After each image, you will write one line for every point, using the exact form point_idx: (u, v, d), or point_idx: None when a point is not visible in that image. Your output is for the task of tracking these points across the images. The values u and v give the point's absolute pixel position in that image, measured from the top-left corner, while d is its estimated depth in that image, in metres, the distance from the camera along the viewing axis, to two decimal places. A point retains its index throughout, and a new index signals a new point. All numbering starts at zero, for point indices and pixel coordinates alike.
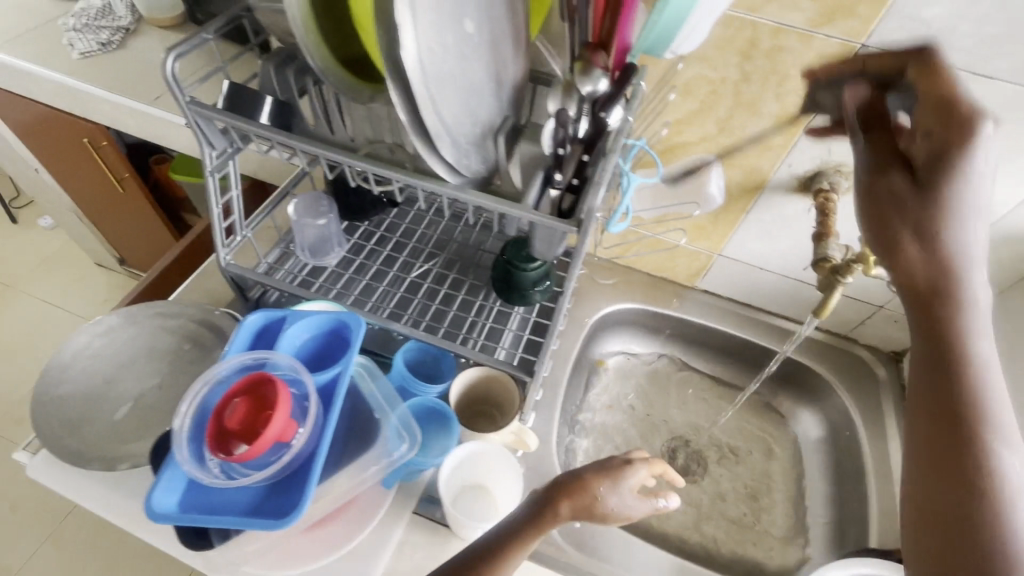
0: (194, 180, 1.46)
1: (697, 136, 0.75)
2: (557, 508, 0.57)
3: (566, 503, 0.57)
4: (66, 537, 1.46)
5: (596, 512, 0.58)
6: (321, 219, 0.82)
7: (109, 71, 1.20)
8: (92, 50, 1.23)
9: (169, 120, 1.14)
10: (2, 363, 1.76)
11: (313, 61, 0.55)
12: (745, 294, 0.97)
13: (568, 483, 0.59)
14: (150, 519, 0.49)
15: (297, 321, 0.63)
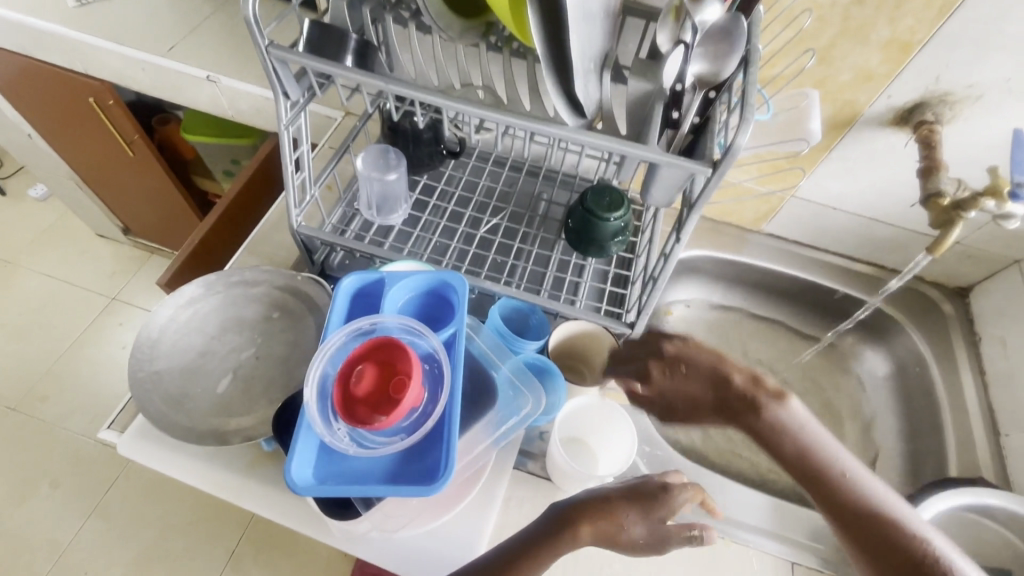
0: (209, 140, 1.37)
1: (792, 68, 0.71)
2: (574, 532, 0.54)
3: (578, 527, 0.54)
4: (112, 510, 1.46)
5: (618, 538, 0.55)
6: (392, 173, 0.77)
7: (113, 20, 1.10)
8: None
9: (189, 73, 1.05)
10: (17, 341, 1.70)
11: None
12: (813, 235, 0.95)
13: (590, 504, 0.56)
14: (293, 492, 0.47)
15: (400, 281, 0.59)
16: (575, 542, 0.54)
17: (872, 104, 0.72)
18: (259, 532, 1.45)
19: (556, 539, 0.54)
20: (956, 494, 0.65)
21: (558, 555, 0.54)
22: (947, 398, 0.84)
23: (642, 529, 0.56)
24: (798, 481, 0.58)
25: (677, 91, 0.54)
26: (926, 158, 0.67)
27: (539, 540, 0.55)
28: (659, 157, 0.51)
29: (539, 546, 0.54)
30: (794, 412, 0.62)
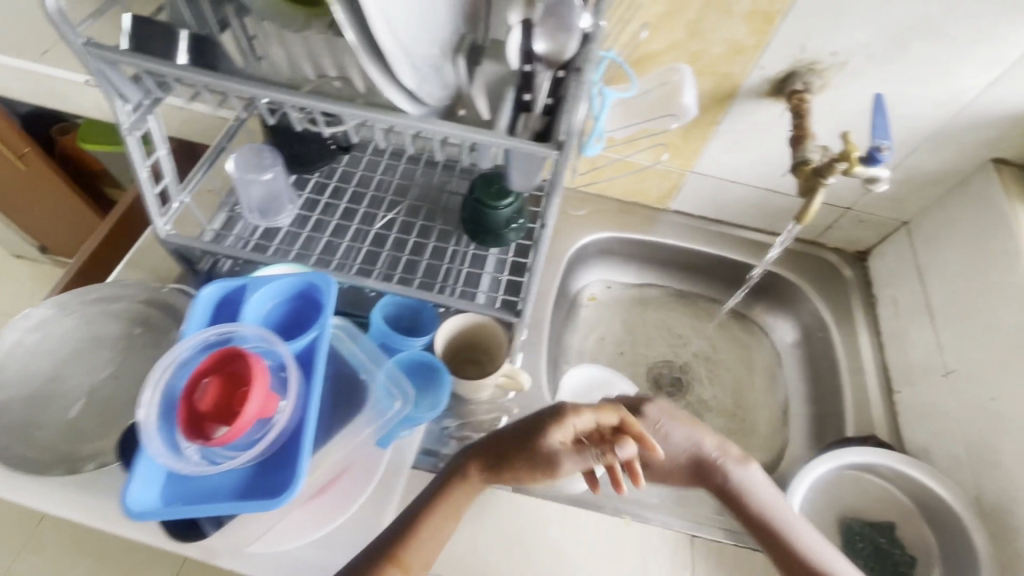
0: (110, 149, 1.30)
1: (665, 44, 0.70)
2: (476, 466, 0.59)
3: (483, 456, 0.59)
4: None
5: (517, 460, 0.57)
6: (267, 173, 0.74)
7: None
8: None
9: (67, 79, 0.98)
10: None
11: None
12: (717, 210, 0.96)
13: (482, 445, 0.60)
14: (131, 518, 0.44)
15: (261, 288, 0.57)
16: (479, 476, 0.59)
17: (748, 76, 0.72)
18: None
19: (457, 475, 0.58)
20: (838, 456, 0.66)
21: (455, 502, 0.57)
22: (846, 360, 0.86)
23: (542, 445, 0.57)
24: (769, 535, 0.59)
25: (527, 72, 0.52)
26: (796, 127, 0.67)
27: (450, 477, 0.59)
28: (509, 143, 0.50)
29: (444, 485, 0.58)
30: (750, 474, 0.61)
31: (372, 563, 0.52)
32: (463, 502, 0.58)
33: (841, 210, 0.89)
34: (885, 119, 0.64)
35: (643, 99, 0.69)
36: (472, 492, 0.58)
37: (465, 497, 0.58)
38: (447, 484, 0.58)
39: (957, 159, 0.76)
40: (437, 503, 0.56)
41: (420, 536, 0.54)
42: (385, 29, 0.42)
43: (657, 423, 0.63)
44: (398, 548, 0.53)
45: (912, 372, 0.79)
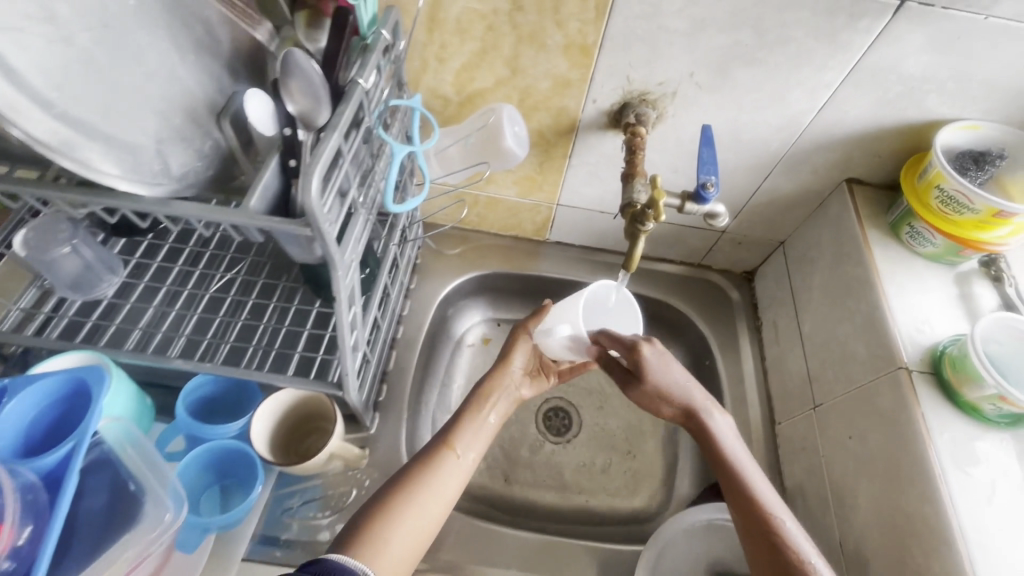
0: None
1: (490, 81, 0.66)
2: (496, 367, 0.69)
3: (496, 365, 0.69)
4: None
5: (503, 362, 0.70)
6: (64, 248, 0.65)
7: None
8: None
9: None
10: None
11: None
12: (596, 239, 0.92)
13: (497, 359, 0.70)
14: None
15: (18, 393, 0.50)
16: (499, 372, 0.69)
17: (584, 109, 0.68)
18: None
19: (492, 377, 0.68)
20: (683, 516, 0.66)
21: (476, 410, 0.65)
22: (729, 391, 0.82)
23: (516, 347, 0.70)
24: (758, 541, 0.54)
25: (288, 137, 0.46)
26: (628, 164, 0.63)
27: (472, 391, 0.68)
28: (262, 223, 0.44)
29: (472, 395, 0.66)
30: (717, 424, 0.60)
31: (427, 451, 0.60)
32: (496, 396, 0.67)
33: (716, 234, 0.85)
34: (713, 151, 0.60)
35: (464, 145, 0.69)
36: (501, 381, 0.68)
37: (501, 396, 0.68)
38: (485, 388, 0.67)
39: (813, 181, 0.73)
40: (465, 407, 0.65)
41: (466, 428, 0.63)
42: (44, 111, 0.38)
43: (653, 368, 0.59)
44: (450, 439, 0.61)
45: (790, 402, 0.76)
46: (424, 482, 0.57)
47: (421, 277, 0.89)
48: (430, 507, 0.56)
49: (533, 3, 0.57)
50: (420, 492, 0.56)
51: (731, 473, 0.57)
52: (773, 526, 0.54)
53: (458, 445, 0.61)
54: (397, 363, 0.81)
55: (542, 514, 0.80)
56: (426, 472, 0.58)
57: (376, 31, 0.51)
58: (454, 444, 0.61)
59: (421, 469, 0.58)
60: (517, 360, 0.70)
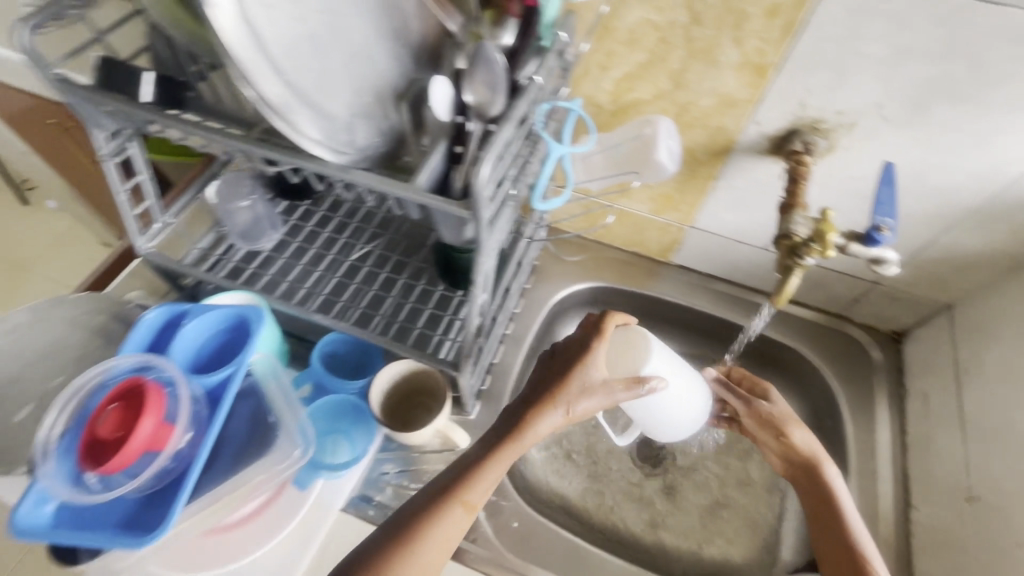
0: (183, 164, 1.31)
1: (649, 93, 0.65)
2: (540, 402, 0.58)
3: (564, 388, 0.58)
4: None
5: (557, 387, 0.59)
6: (245, 201, 0.77)
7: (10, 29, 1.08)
8: None
9: None
10: None
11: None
12: (724, 268, 0.87)
13: (541, 386, 0.60)
14: (14, 535, 0.46)
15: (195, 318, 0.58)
16: (550, 411, 0.58)
17: (744, 131, 0.64)
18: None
19: (526, 412, 0.58)
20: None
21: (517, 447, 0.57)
22: (858, 460, 0.73)
23: (588, 365, 0.59)
24: (833, 553, 0.57)
25: (459, 123, 0.50)
26: (789, 194, 0.59)
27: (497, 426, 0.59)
28: (428, 200, 0.47)
29: (507, 430, 0.58)
30: (802, 439, 0.64)
31: (433, 499, 0.54)
32: (543, 431, 0.57)
33: (866, 285, 0.77)
34: (893, 192, 0.54)
35: (613, 152, 0.67)
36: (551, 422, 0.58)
37: (533, 436, 0.57)
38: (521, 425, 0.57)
39: (1005, 242, 0.63)
40: (497, 436, 0.58)
41: (478, 482, 0.56)
42: (277, 74, 0.43)
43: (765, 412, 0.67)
44: (461, 484, 0.55)
45: (937, 489, 0.66)
46: (414, 550, 0.52)
47: (537, 279, 0.91)
48: (426, 563, 0.52)
49: (714, 17, 0.55)
50: (417, 548, 0.52)
51: (812, 489, 0.62)
52: (857, 549, 0.57)
53: (457, 504, 0.54)
54: (502, 358, 0.82)
55: (626, 545, 0.76)
56: (414, 534, 0.52)
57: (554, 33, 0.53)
58: (455, 501, 0.54)
59: (424, 520, 0.53)
60: (596, 369, 0.59)
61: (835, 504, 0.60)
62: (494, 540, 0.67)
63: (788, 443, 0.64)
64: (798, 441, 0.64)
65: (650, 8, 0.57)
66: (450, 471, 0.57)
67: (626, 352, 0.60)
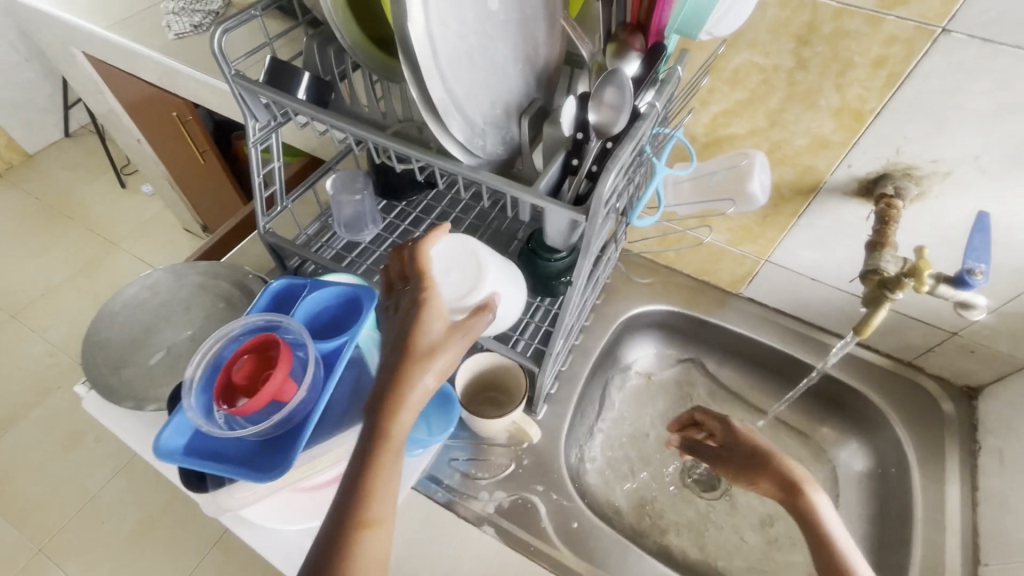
0: None
1: (745, 129, 0.70)
2: (404, 380, 0.49)
3: (408, 358, 0.49)
4: (104, 496, 1.52)
5: (403, 364, 0.49)
6: (357, 195, 0.85)
7: (155, 30, 1.22)
8: (186, 31, 1.19)
9: (210, 84, 1.11)
10: (67, 311, 1.93)
11: (334, 19, 0.56)
12: (794, 305, 0.89)
13: (387, 368, 0.50)
14: (156, 456, 0.52)
15: (316, 290, 0.65)
16: (405, 390, 0.49)
17: (834, 172, 0.68)
18: (234, 541, 1.43)
19: (391, 396, 0.48)
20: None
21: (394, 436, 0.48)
22: (923, 509, 0.72)
23: (420, 324, 0.51)
24: None
25: (580, 139, 0.55)
26: (876, 234, 0.62)
27: (370, 417, 0.49)
28: (547, 204, 0.52)
29: (373, 423, 0.48)
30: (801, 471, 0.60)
31: (340, 515, 0.47)
32: (421, 392, 0.49)
33: (943, 335, 0.77)
34: (986, 240, 0.56)
35: (708, 179, 0.70)
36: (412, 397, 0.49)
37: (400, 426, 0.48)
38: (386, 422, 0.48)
39: None
40: (370, 435, 0.48)
41: (383, 472, 0.48)
42: (441, 83, 0.49)
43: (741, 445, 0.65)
44: (357, 488, 0.47)
45: (1008, 546, 0.65)
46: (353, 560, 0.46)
47: (607, 296, 0.95)
48: None
49: (820, 64, 0.59)
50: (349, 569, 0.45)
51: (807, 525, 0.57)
52: None
53: (370, 506, 0.47)
54: (570, 366, 0.86)
55: (675, 562, 0.77)
56: (341, 551, 0.45)
57: (671, 67, 0.58)
58: (366, 506, 0.47)
59: (343, 541, 0.46)
60: (432, 322, 0.52)
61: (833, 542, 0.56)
62: (554, 536, 0.69)
63: (774, 473, 0.61)
64: (775, 467, 0.61)
65: (758, 51, 0.62)
66: (347, 470, 0.48)
67: (468, 262, 0.63)
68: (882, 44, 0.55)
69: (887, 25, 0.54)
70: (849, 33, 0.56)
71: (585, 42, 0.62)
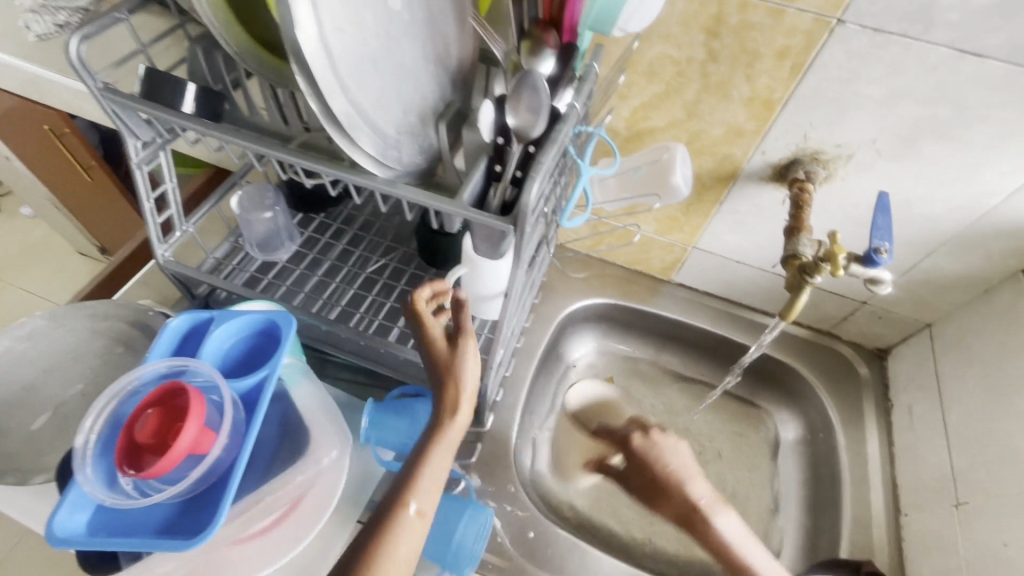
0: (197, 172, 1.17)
1: (664, 122, 0.70)
2: (450, 401, 0.52)
3: (446, 386, 0.52)
4: None
5: (444, 386, 0.52)
6: (267, 212, 0.78)
7: (8, 31, 1.05)
8: (49, 32, 1.03)
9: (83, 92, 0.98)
10: None
11: (211, 23, 0.50)
12: (723, 287, 0.92)
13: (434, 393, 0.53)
14: (52, 544, 0.45)
15: (222, 324, 0.58)
16: (452, 409, 0.52)
17: (750, 159, 0.70)
18: None
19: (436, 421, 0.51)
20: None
21: (438, 455, 0.50)
22: (849, 469, 0.78)
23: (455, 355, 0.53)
24: None
25: (500, 144, 0.52)
26: (793, 219, 0.64)
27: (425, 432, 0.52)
28: (473, 215, 0.50)
29: (425, 439, 0.51)
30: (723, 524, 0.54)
31: (372, 524, 0.46)
32: (460, 411, 0.52)
33: (855, 304, 0.83)
34: (889, 219, 0.60)
35: (632, 175, 0.70)
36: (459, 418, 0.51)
37: (448, 442, 0.51)
38: (433, 441, 0.50)
39: (982, 266, 0.69)
40: (418, 450, 0.50)
41: (425, 475, 0.49)
42: (344, 96, 0.45)
43: (649, 452, 0.56)
44: (396, 498, 0.47)
45: (923, 495, 0.71)
46: (382, 557, 0.44)
47: (545, 294, 0.94)
48: None
49: (729, 55, 0.60)
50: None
51: None
52: None
53: (414, 498, 0.47)
54: (514, 370, 0.85)
55: (633, 552, 0.79)
56: (374, 555, 0.44)
57: (587, 65, 0.57)
58: (405, 498, 0.47)
59: (372, 546, 0.44)
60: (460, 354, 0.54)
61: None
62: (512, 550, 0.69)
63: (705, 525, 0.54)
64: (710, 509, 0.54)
65: (670, 44, 0.62)
66: (397, 475, 0.49)
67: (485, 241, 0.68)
68: (785, 36, 0.56)
69: (788, 17, 0.55)
70: (754, 25, 0.57)
71: (498, 42, 0.60)
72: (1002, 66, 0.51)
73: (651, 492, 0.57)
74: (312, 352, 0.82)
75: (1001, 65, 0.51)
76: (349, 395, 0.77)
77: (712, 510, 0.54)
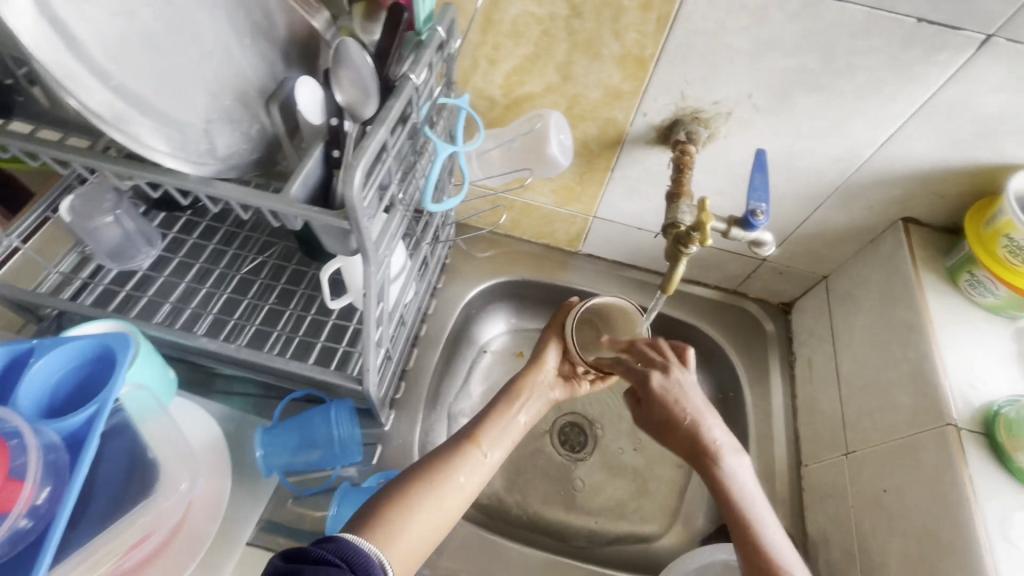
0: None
1: (540, 87, 0.65)
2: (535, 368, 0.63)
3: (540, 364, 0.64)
4: None
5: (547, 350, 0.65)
6: (108, 217, 0.68)
7: None
8: None
9: None
10: None
11: None
12: (630, 254, 0.89)
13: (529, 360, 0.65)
14: None
15: (45, 355, 0.50)
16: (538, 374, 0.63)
17: (633, 122, 0.66)
18: None
19: (524, 376, 0.63)
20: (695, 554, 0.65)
21: (516, 412, 0.60)
22: (754, 425, 0.79)
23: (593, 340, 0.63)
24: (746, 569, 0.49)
25: (333, 126, 0.47)
26: (674, 183, 0.62)
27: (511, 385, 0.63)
28: (301, 212, 0.44)
29: (507, 389, 0.62)
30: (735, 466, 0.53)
31: (451, 442, 0.55)
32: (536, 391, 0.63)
33: (755, 262, 0.82)
34: (766, 178, 0.58)
35: (507, 148, 0.69)
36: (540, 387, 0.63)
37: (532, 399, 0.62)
38: (521, 386, 0.62)
39: (866, 216, 0.69)
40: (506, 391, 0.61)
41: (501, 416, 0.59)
42: (101, 82, 0.40)
43: (671, 393, 0.55)
44: (475, 430, 0.57)
45: (820, 446, 0.72)
46: (454, 468, 0.53)
47: (448, 277, 0.89)
48: (446, 500, 0.51)
49: (592, 10, 0.55)
50: (437, 485, 0.51)
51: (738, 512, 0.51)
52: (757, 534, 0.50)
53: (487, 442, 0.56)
54: (417, 361, 0.81)
55: (553, 532, 0.78)
56: (448, 465, 0.53)
57: (432, 27, 0.50)
58: (483, 436, 0.56)
59: (442, 460, 0.53)
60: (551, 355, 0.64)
61: (745, 523, 0.50)
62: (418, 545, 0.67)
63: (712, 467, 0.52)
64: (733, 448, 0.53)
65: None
66: (476, 416, 0.59)
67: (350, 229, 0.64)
68: None
69: None
70: None
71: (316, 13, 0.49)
72: (862, 11, 0.49)
73: (663, 428, 0.55)
74: (188, 366, 0.74)
75: (862, 10, 0.49)
76: (231, 409, 0.70)
77: (722, 451, 0.53)
